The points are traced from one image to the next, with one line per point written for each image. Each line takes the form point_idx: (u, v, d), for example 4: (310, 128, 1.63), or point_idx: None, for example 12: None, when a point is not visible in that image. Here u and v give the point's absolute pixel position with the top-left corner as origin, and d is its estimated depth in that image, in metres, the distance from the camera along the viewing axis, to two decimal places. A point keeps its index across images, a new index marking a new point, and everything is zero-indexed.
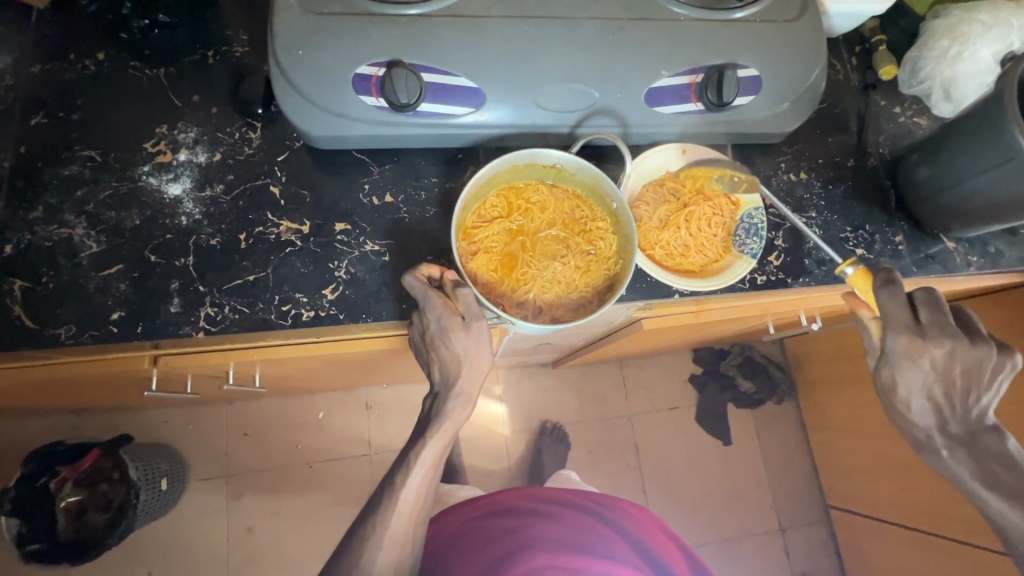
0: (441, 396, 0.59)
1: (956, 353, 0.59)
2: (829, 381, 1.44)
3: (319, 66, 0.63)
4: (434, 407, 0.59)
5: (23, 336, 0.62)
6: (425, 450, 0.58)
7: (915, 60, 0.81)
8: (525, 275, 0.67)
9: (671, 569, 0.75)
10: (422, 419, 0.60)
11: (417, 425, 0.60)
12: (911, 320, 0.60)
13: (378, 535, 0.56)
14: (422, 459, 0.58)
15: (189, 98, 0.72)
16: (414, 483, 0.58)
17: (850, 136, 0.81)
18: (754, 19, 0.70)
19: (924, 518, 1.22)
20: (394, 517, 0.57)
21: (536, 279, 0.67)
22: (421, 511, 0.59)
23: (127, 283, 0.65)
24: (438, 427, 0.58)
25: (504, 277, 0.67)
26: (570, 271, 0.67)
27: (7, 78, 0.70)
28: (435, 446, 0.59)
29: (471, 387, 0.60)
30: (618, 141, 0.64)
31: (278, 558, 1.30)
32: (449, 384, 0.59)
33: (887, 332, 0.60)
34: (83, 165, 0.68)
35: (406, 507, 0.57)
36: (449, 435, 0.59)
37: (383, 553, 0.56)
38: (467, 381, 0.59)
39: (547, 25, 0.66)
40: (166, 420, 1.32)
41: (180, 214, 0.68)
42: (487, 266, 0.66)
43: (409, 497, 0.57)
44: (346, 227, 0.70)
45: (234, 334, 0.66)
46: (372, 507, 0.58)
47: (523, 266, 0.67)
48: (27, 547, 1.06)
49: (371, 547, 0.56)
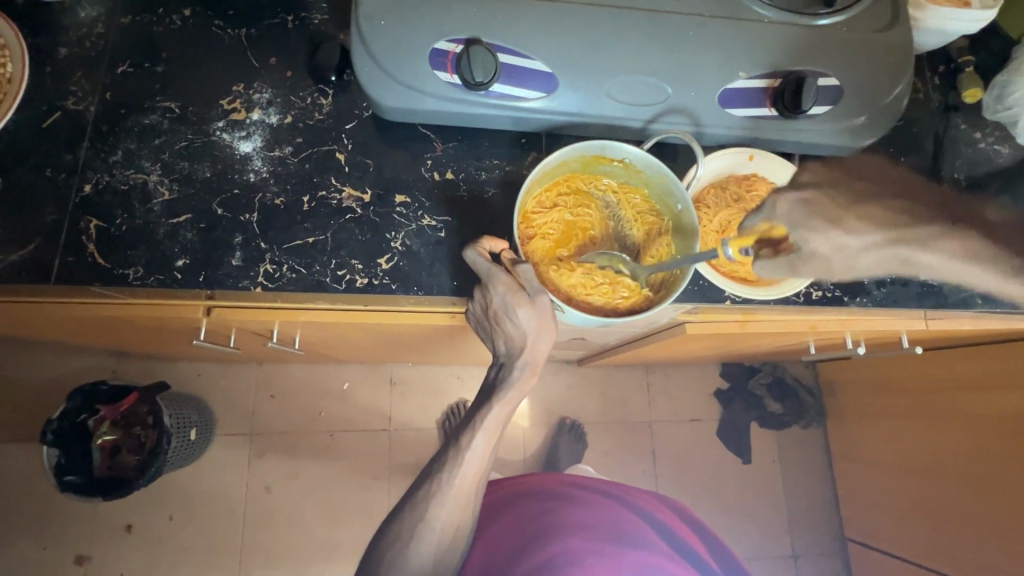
0: (507, 365, 0.59)
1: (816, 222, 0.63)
2: (861, 411, 1.40)
3: (398, 38, 0.63)
4: (499, 376, 0.60)
5: (94, 272, 0.65)
6: (489, 416, 0.58)
7: (1005, 84, 0.78)
8: (563, 268, 0.67)
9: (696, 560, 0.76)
10: (485, 388, 0.61)
11: (481, 393, 0.61)
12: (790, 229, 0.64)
13: (441, 495, 0.57)
14: (486, 423, 0.58)
15: (267, 60, 0.74)
16: (478, 446, 0.58)
17: (924, 158, 0.78)
18: (841, 26, 0.68)
19: (945, 561, 1.17)
20: (458, 478, 0.57)
21: (571, 275, 0.66)
22: (482, 476, 0.59)
23: (194, 233, 0.67)
24: (503, 393, 0.58)
25: (544, 262, 0.67)
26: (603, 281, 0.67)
27: (99, 26, 0.73)
28: (500, 413, 0.59)
29: (536, 358, 0.59)
30: (692, 141, 0.63)
31: (292, 520, 1.33)
32: (514, 355, 0.59)
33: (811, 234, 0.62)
34: (163, 115, 0.71)
35: (471, 468, 0.58)
36: (513, 402, 0.59)
37: (446, 512, 0.57)
38: (533, 353, 0.59)
39: (626, 16, 0.65)
40: (200, 372, 1.37)
41: (248, 170, 0.70)
42: (534, 244, 0.66)
43: (472, 459, 0.58)
44: (405, 200, 0.71)
45: (290, 293, 0.67)
46: (435, 467, 0.59)
47: (569, 255, 0.68)
48: (64, 478, 1.11)
49: (436, 504, 0.57)
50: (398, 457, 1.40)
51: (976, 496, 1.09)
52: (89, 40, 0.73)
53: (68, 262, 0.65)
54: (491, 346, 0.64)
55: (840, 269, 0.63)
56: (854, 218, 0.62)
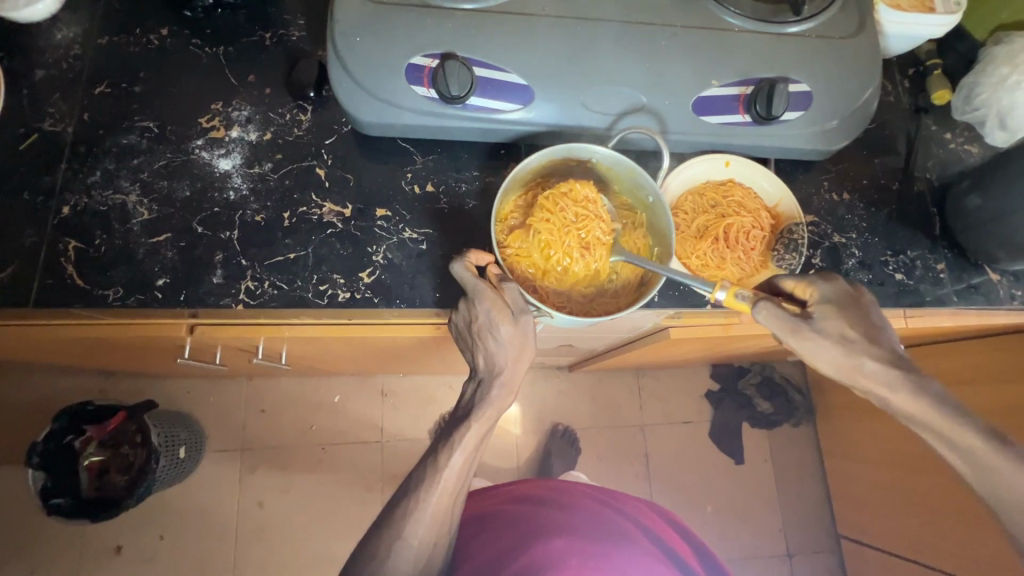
0: (486, 382, 0.60)
1: (847, 311, 0.58)
2: (849, 409, 1.41)
3: (373, 54, 0.64)
4: (478, 393, 0.60)
5: (73, 294, 0.65)
6: (467, 434, 0.58)
7: (972, 86, 0.80)
8: (568, 225, 0.65)
9: (684, 563, 0.77)
10: (464, 405, 0.61)
11: (459, 410, 0.61)
12: (829, 300, 0.59)
13: (420, 511, 0.56)
14: (464, 442, 0.58)
15: (245, 78, 0.75)
16: (455, 464, 0.57)
17: (897, 159, 0.80)
18: (809, 34, 0.69)
19: (935, 555, 1.18)
20: (436, 496, 0.57)
21: (573, 234, 0.65)
22: (460, 492, 0.59)
23: (174, 251, 0.67)
24: (482, 412, 0.58)
25: (553, 213, 0.65)
26: (599, 249, 0.66)
27: (76, 47, 0.74)
28: (477, 431, 0.58)
29: (515, 376, 0.60)
30: (655, 136, 0.63)
31: (285, 535, 1.32)
32: (494, 371, 0.60)
33: (838, 312, 0.58)
34: (141, 135, 0.71)
35: (448, 485, 0.57)
36: (492, 420, 0.59)
37: (423, 530, 0.56)
38: (511, 371, 0.60)
39: (598, 29, 0.66)
40: (188, 389, 1.36)
41: (228, 188, 0.70)
42: (561, 189, 0.66)
43: (450, 477, 0.57)
44: (386, 213, 0.71)
45: (272, 310, 0.67)
46: (413, 483, 0.58)
47: (589, 212, 0.66)
48: (50, 500, 1.07)
49: (413, 521, 0.56)
50: (390, 468, 1.40)
51: (961, 489, 1.10)
52: (66, 62, 0.73)
53: (48, 284, 0.65)
54: (469, 361, 0.64)
55: (825, 363, 0.58)
56: (878, 333, 0.57)
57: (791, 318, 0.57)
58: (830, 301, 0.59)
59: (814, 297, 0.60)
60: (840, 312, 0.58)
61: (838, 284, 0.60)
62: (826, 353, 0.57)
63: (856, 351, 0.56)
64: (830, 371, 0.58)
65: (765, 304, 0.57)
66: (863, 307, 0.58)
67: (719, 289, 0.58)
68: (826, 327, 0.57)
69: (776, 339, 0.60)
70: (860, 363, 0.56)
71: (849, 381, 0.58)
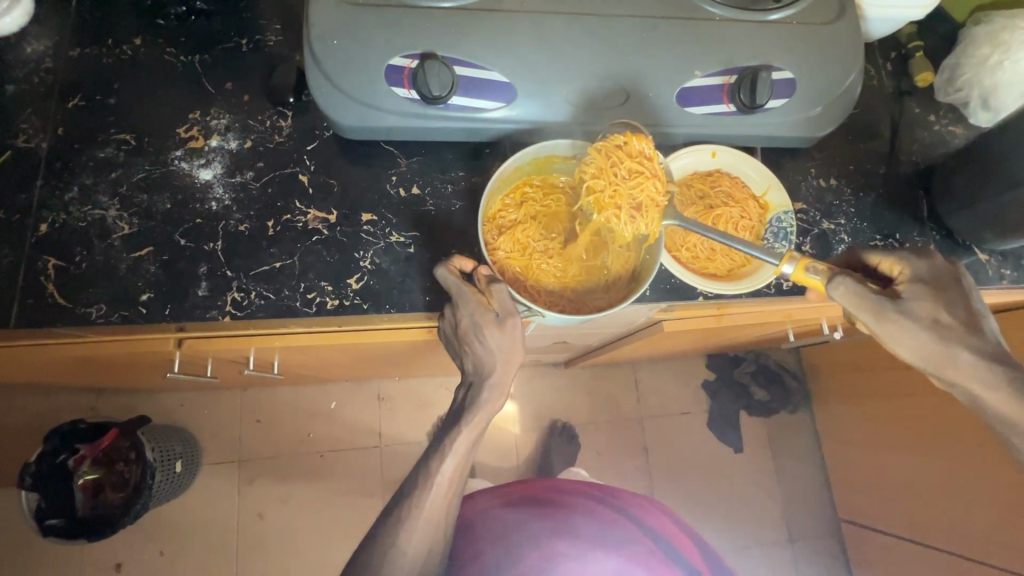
0: (475, 386, 0.59)
1: (944, 293, 0.56)
2: (845, 393, 1.42)
3: (352, 57, 0.63)
4: (468, 397, 0.59)
5: (54, 313, 0.64)
6: (458, 440, 0.57)
7: (953, 68, 0.80)
8: (620, 184, 0.62)
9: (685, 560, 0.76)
10: (454, 410, 0.60)
11: (449, 416, 0.60)
12: (924, 280, 0.56)
13: (413, 520, 0.55)
14: (454, 447, 0.57)
15: (222, 86, 0.73)
16: (447, 470, 0.57)
17: (883, 144, 0.80)
18: (790, 21, 0.69)
19: (937, 534, 1.18)
20: (429, 502, 0.56)
21: (623, 193, 0.62)
22: (454, 498, 0.58)
23: (157, 265, 0.66)
24: (472, 416, 0.58)
25: (605, 169, 0.63)
26: (652, 210, 0.63)
27: (47, 60, 0.72)
28: (467, 436, 0.58)
29: (505, 379, 0.59)
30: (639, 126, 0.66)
31: (287, 545, 1.31)
32: (483, 374, 0.59)
33: (933, 294, 0.56)
34: (118, 148, 0.69)
35: (440, 492, 0.56)
36: (482, 424, 0.58)
37: (417, 537, 0.55)
38: (502, 374, 0.59)
39: (578, 23, 0.66)
40: (183, 403, 1.34)
41: (210, 199, 0.69)
42: (616, 141, 0.64)
43: (443, 483, 0.57)
44: (372, 218, 0.70)
45: (259, 320, 0.66)
46: (405, 491, 0.57)
47: (644, 168, 0.63)
48: (46, 522, 1.07)
49: (406, 529, 0.55)
50: (391, 473, 1.39)
51: (959, 468, 1.11)
52: (37, 76, 0.71)
53: (28, 304, 0.64)
54: (458, 364, 0.63)
55: (917, 348, 0.55)
56: (976, 319, 0.54)
57: (878, 298, 0.55)
58: (923, 281, 0.56)
59: (905, 274, 0.57)
60: (933, 295, 0.55)
61: (934, 264, 0.57)
62: (915, 338, 0.55)
63: (950, 338, 0.54)
64: (914, 359, 0.56)
65: (843, 279, 0.55)
66: (959, 289, 0.56)
67: (789, 262, 0.58)
68: (916, 311, 0.55)
69: (852, 320, 0.58)
70: (953, 352, 0.54)
71: (934, 371, 0.56)
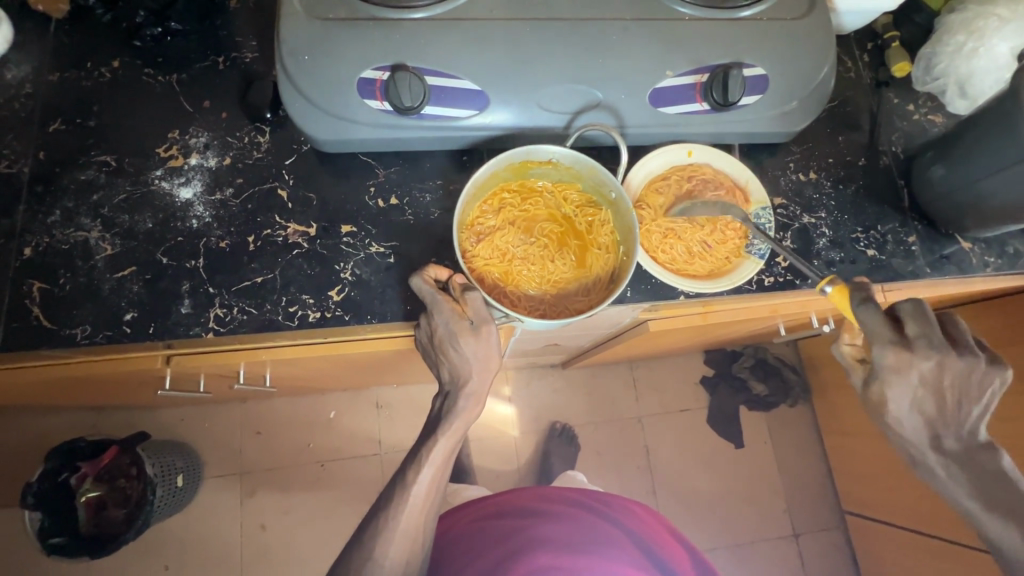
0: (452, 395, 0.59)
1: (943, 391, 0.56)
2: (844, 384, 1.41)
3: (324, 71, 0.64)
4: (445, 407, 0.60)
5: (40, 335, 0.64)
6: (435, 449, 0.58)
7: (929, 56, 0.80)
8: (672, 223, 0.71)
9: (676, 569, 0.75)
10: (432, 419, 0.60)
11: (426, 425, 0.61)
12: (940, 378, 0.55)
13: (389, 532, 0.56)
14: (432, 457, 0.58)
15: (200, 104, 0.74)
16: (424, 480, 0.57)
17: (863, 135, 0.80)
18: (761, 17, 0.69)
19: (941, 524, 1.18)
20: (407, 513, 0.57)
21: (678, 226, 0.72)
22: (432, 507, 0.59)
23: (140, 285, 0.67)
24: (448, 426, 0.58)
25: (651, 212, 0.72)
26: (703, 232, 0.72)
27: (28, 86, 0.73)
28: (445, 445, 0.58)
29: (481, 388, 0.60)
30: (613, 133, 0.63)
31: (289, 556, 1.32)
32: (459, 383, 0.59)
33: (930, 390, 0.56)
34: (99, 169, 0.70)
35: (417, 502, 0.57)
36: (459, 433, 0.59)
37: (395, 548, 0.56)
38: (478, 382, 0.59)
39: (548, 28, 0.66)
40: (182, 417, 1.35)
41: (191, 217, 0.69)
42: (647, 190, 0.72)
43: (420, 493, 0.57)
44: (352, 229, 0.70)
45: (243, 335, 0.67)
46: (383, 504, 0.58)
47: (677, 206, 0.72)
48: (49, 541, 1.06)
49: (384, 541, 0.56)
50: None
51: None
52: (18, 101, 0.72)
53: (13, 327, 0.64)
54: (436, 373, 0.63)
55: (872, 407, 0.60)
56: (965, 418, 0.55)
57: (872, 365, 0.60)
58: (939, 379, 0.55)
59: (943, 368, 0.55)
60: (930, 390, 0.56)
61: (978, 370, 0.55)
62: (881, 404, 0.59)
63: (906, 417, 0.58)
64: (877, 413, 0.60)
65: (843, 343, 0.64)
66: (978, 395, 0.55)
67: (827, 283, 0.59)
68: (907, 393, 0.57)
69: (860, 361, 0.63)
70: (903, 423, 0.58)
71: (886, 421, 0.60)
